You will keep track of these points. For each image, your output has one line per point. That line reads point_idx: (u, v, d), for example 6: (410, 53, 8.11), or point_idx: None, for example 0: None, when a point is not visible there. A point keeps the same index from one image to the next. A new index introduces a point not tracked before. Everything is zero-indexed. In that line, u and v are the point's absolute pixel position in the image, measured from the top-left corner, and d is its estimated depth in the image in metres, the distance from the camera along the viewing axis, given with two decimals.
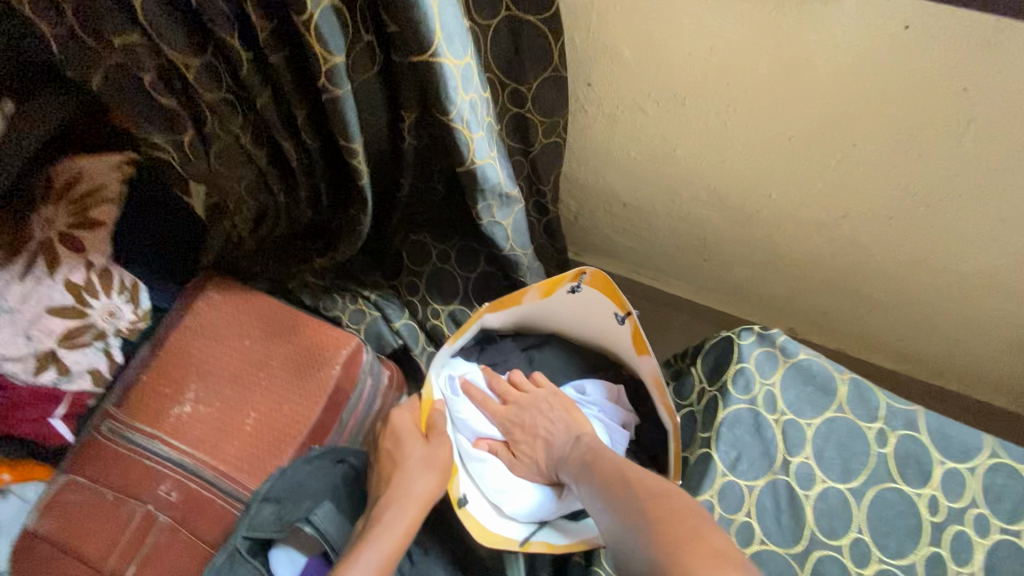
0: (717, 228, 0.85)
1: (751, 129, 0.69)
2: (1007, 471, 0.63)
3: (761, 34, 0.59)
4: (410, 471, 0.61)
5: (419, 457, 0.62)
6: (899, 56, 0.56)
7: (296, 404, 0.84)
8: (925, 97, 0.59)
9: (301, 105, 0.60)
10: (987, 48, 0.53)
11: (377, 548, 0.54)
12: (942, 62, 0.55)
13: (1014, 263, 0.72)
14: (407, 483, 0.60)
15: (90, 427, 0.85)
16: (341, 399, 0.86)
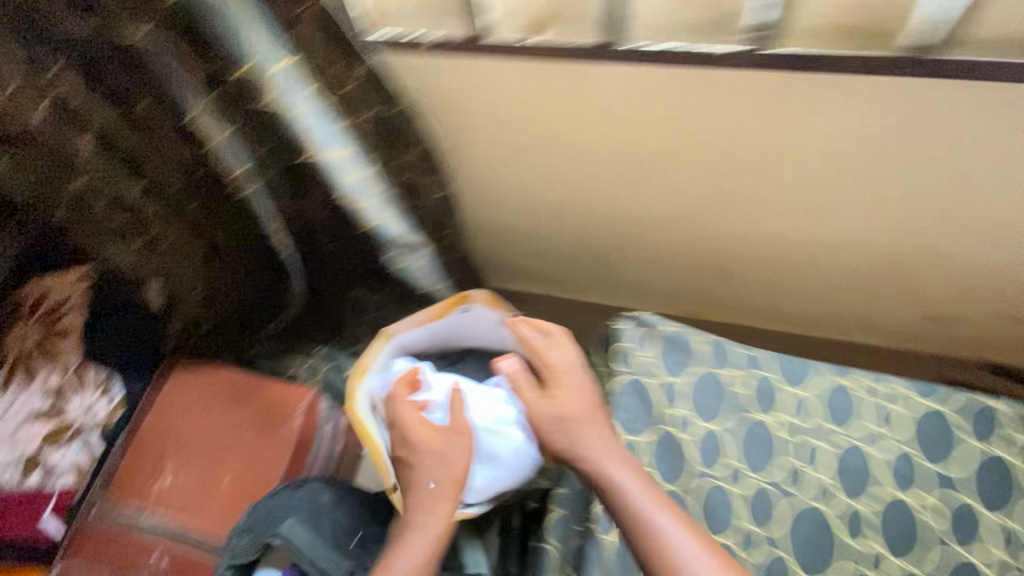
0: (598, 237, 1.01)
1: (587, 155, 0.86)
2: (840, 389, 0.78)
3: (560, 87, 0.76)
4: (431, 467, 0.66)
5: (436, 456, 0.67)
6: (661, 89, 0.74)
7: (264, 459, 0.95)
8: (694, 114, 0.77)
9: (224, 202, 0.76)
10: (712, 75, 0.71)
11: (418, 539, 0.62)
12: (693, 88, 0.74)
13: (827, 228, 0.88)
14: (427, 479, 0.65)
15: (77, 515, 0.94)
16: (304, 448, 0.97)
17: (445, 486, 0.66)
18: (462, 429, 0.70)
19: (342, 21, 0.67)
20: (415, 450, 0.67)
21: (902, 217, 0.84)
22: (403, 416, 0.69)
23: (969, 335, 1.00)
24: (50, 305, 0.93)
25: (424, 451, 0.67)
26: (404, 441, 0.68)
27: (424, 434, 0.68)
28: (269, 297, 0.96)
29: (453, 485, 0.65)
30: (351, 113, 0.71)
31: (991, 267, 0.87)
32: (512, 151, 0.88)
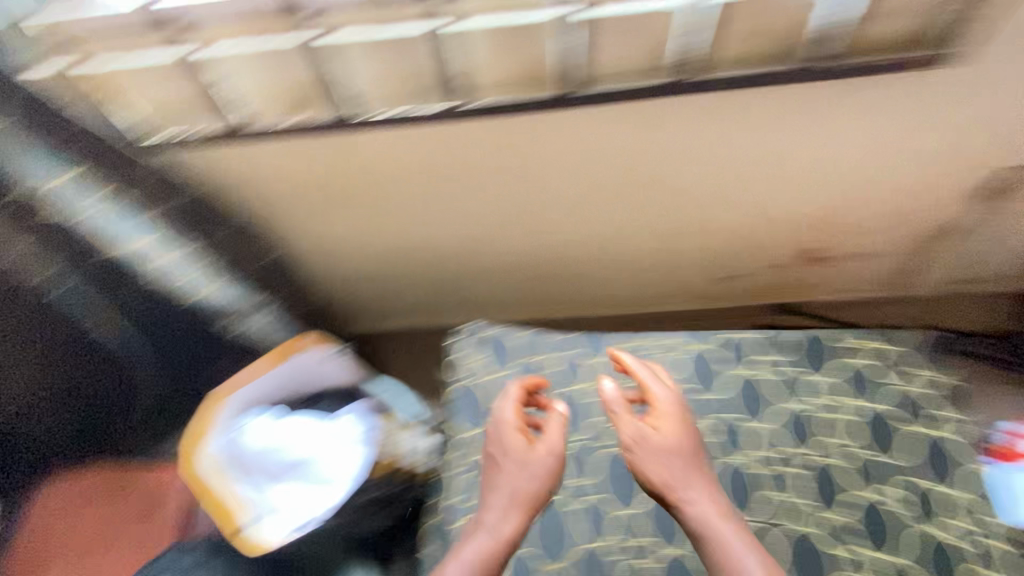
0: (429, 267, 1.14)
1: (388, 205, 0.98)
2: (631, 350, 0.96)
3: (337, 155, 0.87)
4: (506, 478, 0.74)
5: (528, 463, 0.74)
6: (424, 146, 0.87)
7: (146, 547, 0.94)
8: (460, 160, 0.90)
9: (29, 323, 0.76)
10: (458, 130, 0.84)
11: (481, 542, 0.70)
12: (449, 142, 0.86)
13: (605, 227, 1.05)
14: (505, 498, 0.72)
15: None
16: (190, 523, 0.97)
17: (516, 496, 0.72)
18: (554, 452, 0.75)
19: (108, 135, 0.78)
20: (529, 450, 0.75)
21: (654, 209, 1.02)
22: (505, 423, 0.78)
23: (749, 285, 1.22)
24: None
25: (527, 467, 0.74)
26: (506, 450, 0.76)
27: (521, 445, 0.75)
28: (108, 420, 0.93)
29: (522, 498, 0.72)
30: (152, 202, 0.82)
31: (738, 231, 1.07)
32: (325, 214, 0.99)
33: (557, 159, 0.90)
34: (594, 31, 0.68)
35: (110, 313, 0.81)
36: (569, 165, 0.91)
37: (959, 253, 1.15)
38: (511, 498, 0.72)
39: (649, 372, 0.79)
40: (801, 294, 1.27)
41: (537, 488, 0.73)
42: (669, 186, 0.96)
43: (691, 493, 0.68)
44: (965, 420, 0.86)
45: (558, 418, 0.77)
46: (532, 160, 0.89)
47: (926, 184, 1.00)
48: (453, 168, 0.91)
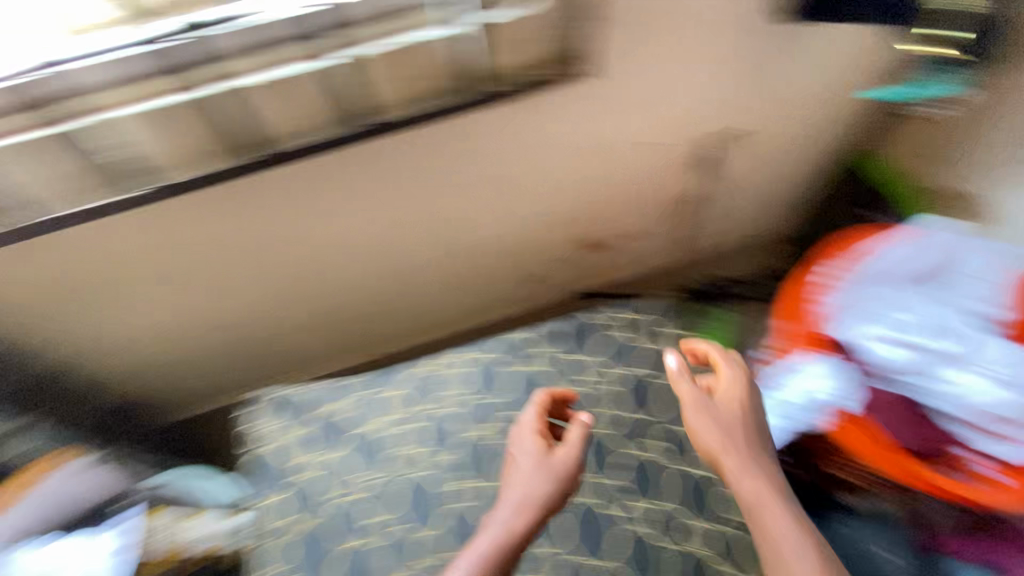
0: (222, 340, 1.12)
1: (142, 292, 0.96)
2: (419, 378, 0.99)
3: (53, 259, 0.84)
4: (521, 473, 0.73)
5: (547, 467, 0.73)
6: (145, 232, 0.86)
7: None
8: (193, 237, 0.89)
9: None
10: (173, 210, 0.84)
11: (485, 538, 0.66)
12: (171, 224, 0.86)
13: (380, 262, 1.09)
14: (527, 496, 0.70)
15: None
16: None
17: (529, 495, 0.70)
18: (575, 457, 0.75)
19: None
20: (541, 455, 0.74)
21: (420, 237, 1.06)
22: (525, 431, 0.78)
23: (549, 281, 1.31)
24: None
25: (547, 473, 0.72)
26: (527, 451, 0.75)
27: (541, 446, 0.75)
28: None
29: (534, 498, 0.69)
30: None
31: (508, 242, 1.16)
32: (69, 316, 0.95)
33: (287, 218, 0.92)
34: (241, 104, 0.71)
35: None
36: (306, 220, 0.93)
37: (714, 214, 1.30)
38: (524, 496, 0.69)
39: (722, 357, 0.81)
40: (602, 278, 1.37)
41: (550, 489, 0.71)
42: (419, 218, 1.01)
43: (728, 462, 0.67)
44: (702, 363, 0.99)
45: (579, 427, 0.77)
46: (268, 222, 0.91)
47: (654, 169, 1.10)
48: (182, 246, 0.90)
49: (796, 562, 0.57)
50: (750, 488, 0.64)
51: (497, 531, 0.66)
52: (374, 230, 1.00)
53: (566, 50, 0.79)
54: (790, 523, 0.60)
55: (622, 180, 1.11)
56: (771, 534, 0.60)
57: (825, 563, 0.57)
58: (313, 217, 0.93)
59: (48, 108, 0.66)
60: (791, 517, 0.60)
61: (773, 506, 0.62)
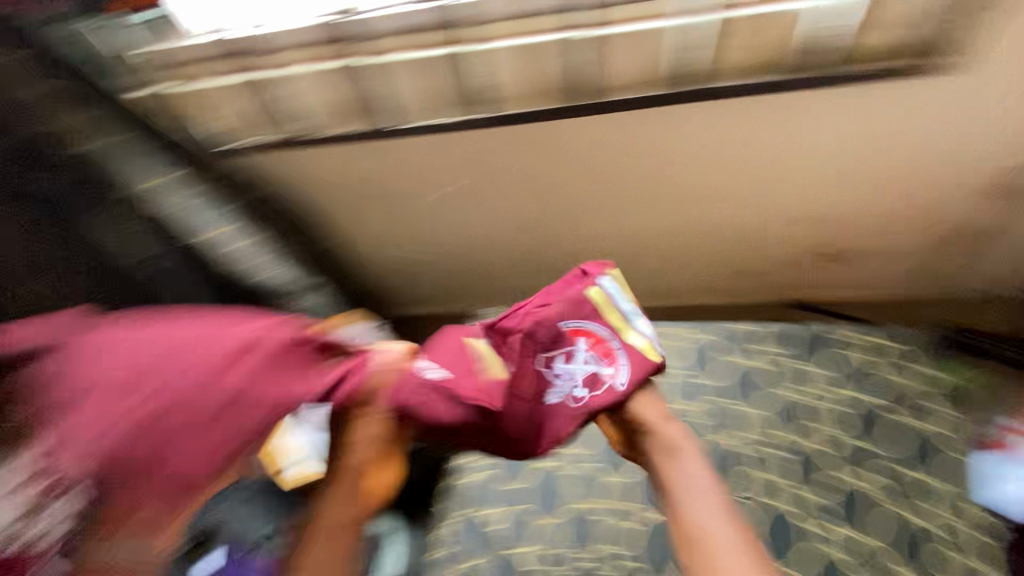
0: (462, 270, 1.25)
1: (428, 206, 1.09)
2: None
3: (385, 159, 0.99)
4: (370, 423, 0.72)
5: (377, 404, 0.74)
6: (461, 153, 0.97)
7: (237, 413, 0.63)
8: (491, 172, 1.00)
9: None
10: (488, 142, 0.94)
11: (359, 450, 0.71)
12: (476, 153, 0.96)
13: (622, 241, 1.14)
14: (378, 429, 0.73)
15: None
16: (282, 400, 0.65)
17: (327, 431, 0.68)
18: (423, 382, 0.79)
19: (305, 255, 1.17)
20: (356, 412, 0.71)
21: (670, 221, 1.09)
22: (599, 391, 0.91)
23: (778, 304, 1.25)
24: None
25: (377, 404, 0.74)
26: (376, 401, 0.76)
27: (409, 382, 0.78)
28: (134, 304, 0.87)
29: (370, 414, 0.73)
30: (248, 216, 0.96)
31: (750, 249, 1.14)
32: (361, 209, 1.12)
33: (571, 165, 0.98)
34: (601, 50, 0.78)
35: None
36: (585, 167, 0.98)
37: (1009, 269, 1.09)
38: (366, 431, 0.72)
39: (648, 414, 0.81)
40: (825, 294, 1.22)
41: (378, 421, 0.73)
42: (688, 185, 1.02)
43: (670, 436, 0.77)
44: (949, 419, 0.92)
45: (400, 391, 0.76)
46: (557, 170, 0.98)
47: (955, 195, 0.99)
48: (476, 170, 1.00)
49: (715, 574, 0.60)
50: (679, 481, 0.71)
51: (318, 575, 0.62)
52: (640, 193, 1.03)
53: (913, 45, 0.76)
54: (712, 509, 0.67)
55: (909, 203, 1.01)
56: (700, 521, 0.66)
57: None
58: (593, 170, 0.99)
59: (454, 27, 0.78)
60: (705, 518, 0.66)
61: (690, 496, 0.69)
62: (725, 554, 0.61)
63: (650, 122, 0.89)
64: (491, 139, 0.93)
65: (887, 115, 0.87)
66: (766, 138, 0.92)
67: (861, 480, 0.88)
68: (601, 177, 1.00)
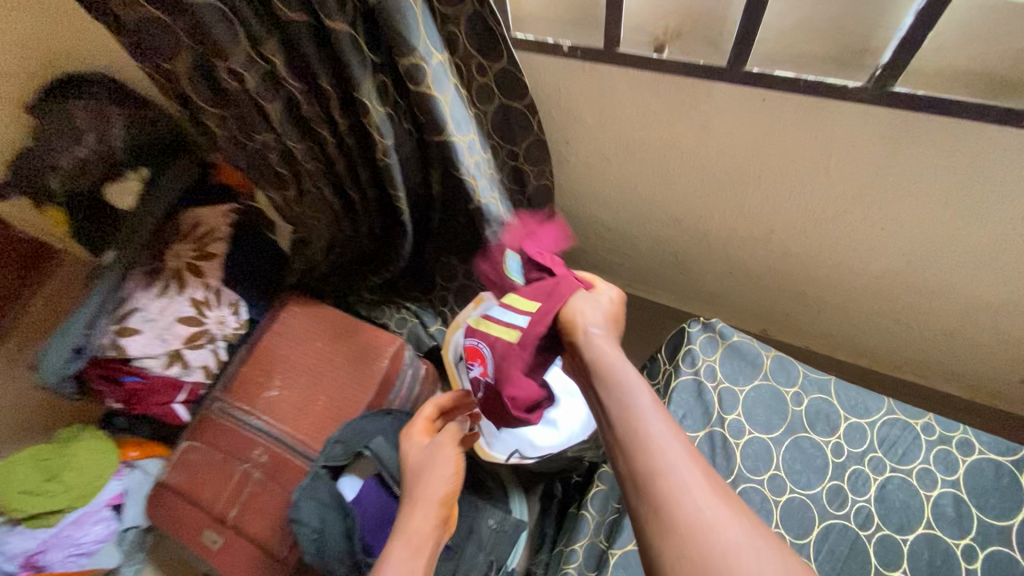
0: (678, 243, 1.06)
1: (686, 170, 0.88)
2: (900, 424, 0.79)
3: (674, 108, 0.78)
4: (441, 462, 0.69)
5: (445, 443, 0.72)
6: (777, 130, 0.74)
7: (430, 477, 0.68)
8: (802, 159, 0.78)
9: (355, 192, 0.87)
10: (819, 127, 0.71)
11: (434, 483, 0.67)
12: (799, 140, 0.74)
13: (907, 273, 0.90)
14: (453, 464, 0.70)
15: (239, 412, 1.13)
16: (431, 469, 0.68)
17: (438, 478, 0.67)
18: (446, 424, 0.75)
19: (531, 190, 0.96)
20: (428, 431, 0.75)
21: (993, 275, 0.84)
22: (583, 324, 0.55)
23: None
24: (222, 57, 0.64)
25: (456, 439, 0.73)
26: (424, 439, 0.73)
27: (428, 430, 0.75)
28: (357, 165, 0.81)
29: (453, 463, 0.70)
30: (497, 132, 0.85)
31: None
32: (616, 161, 0.92)
33: (939, 188, 0.73)
34: None
35: (420, 183, 0.88)
36: (954, 195, 0.74)
37: None
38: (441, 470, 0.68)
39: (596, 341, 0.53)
40: None
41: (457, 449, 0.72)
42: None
43: (591, 341, 0.53)
44: None
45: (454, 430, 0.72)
46: (894, 181, 0.75)
47: None
48: (800, 160, 0.77)
49: (676, 515, 0.41)
50: (636, 440, 0.45)
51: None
52: (994, 247, 0.79)
53: None
54: (664, 426, 0.46)
55: None
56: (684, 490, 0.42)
57: (728, 502, 0.42)
58: (962, 204, 0.74)
59: None
60: (655, 439, 0.44)
61: (621, 390, 0.48)
62: (669, 451, 0.44)
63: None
64: (868, 126, 0.68)
65: None
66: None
67: None
68: (965, 214, 0.76)
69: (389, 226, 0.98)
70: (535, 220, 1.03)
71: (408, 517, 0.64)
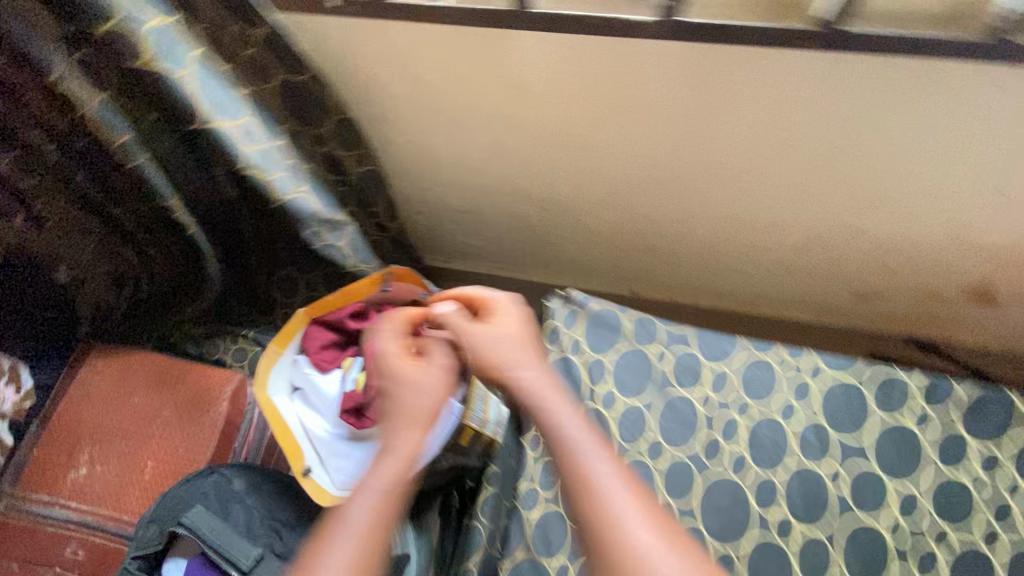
0: (529, 216, 1.00)
1: (513, 135, 0.82)
2: (757, 362, 0.80)
3: (481, 65, 0.71)
4: (428, 382, 0.52)
5: (423, 373, 0.53)
6: (587, 77, 0.71)
7: (412, 416, 0.50)
8: (619, 107, 0.74)
9: (115, 206, 0.71)
10: (623, 61, 0.68)
11: (405, 419, 0.50)
12: (611, 83, 0.71)
13: (743, 214, 0.91)
14: (433, 393, 0.52)
15: (36, 506, 0.89)
16: (416, 401, 0.51)
17: (422, 411, 0.51)
18: (419, 366, 0.53)
19: (355, 179, 0.85)
20: (482, 320, 0.57)
21: (812, 205, 0.86)
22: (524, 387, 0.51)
23: (888, 308, 1.07)
24: None
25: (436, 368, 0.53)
26: (397, 347, 0.55)
27: (401, 359, 0.54)
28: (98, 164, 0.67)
29: (420, 411, 0.51)
30: (290, 115, 0.72)
31: (889, 247, 0.92)
32: (441, 135, 0.84)
33: (750, 120, 0.74)
34: None
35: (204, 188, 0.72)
36: (772, 118, 0.73)
37: None
38: (417, 394, 0.51)
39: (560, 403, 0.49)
40: (941, 332, 1.09)
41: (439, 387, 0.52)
42: (873, 171, 0.79)
43: (561, 421, 0.49)
44: None
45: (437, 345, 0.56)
46: (707, 116, 0.74)
47: None
48: (622, 105, 0.74)
49: None
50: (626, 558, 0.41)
51: (343, 538, 0.43)
52: (809, 174, 0.81)
53: None
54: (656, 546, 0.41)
55: None
56: None
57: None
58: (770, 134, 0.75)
59: None
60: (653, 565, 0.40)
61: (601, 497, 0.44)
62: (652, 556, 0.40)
63: (897, 74, 0.65)
64: (679, 61, 0.67)
65: None
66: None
67: None
68: (775, 142, 0.77)
69: (184, 249, 0.80)
70: (372, 213, 0.91)
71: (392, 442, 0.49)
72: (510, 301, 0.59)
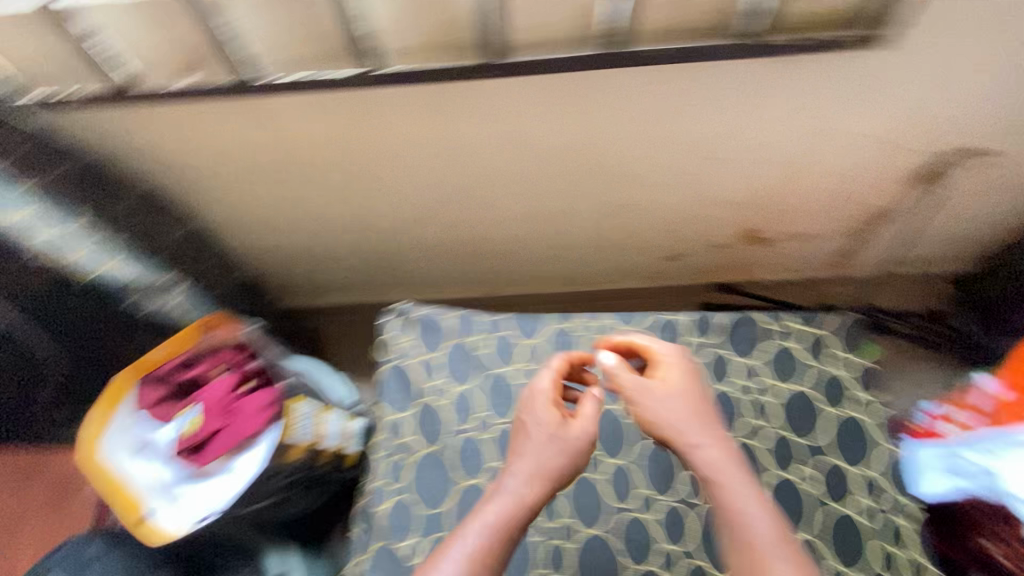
0: (362, 245, 1.10)
1: (311, 179, 0.92)
2: (561, 331, 0.93)
3: (253, 127, 0.82)
4: (570, 433, 0.65)
5: (561, 439, 0.65)
6: (348, 123, 0.83)
7: (544, 472, 0.63)
8: (387, 143, 0.86)
9: None
10: (371, 108, 0.80)
11: (528, 472, 0.63)
12: (370, 125, 0.83)
13: (539, 211, 1.05)
14: (570, 452, 0.65)
15: None
16: (548, 463, 0.64)
17: (550, 469, 0.64)
18: (588, 428, 0.66)
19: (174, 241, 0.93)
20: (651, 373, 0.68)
21: (589, 196, 1.01)
22: (693, 440, 0.63)
23: (695, 265, 1.25)
24: None
25: (563, 437, 0.65)
26: (541, 419, 0.66)
27: (554, 418, 0.66)
28: None
29: (547, 472, 0.63)
30: (82, 200, 0.81)
31: (667, 222, 1.08)
32: (247, 189, 0.93)
33: (499, 139, 0.87)
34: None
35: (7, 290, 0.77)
36: (516, 135, 0.86)
37: (889, 242, 1.19)
38: (545, 456, 0.64)
39: (707, 449, 0.62)
40: (743, 275, 1.28)
41: (580, 451, 0.65)
42: (618, 164, 0.93)
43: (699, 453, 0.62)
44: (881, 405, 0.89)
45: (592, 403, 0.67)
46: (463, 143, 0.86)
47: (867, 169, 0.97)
48: (389, 141, 0.86)
49: None
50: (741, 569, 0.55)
51: (463, 552, 0.59)
52: (572, 175, 0.95)
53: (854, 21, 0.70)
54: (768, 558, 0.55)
55: (824, 181, 0.99)
56: None
57: None
58: (522, 147, 0.88)
59: None
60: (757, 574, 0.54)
61: (729, 513, 0.58)
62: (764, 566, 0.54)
63: (592, 91, 0.80)
64: (416, 101, 0.80)
65: (810, 95, 0.82)
66: (706, 116, 0.85)
67: (793, 472, 0.84)
68: (530, 153, 0.90)
69: None
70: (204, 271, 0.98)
71: (515, 487, 0.63)
72: (672, 352, 0.70)
